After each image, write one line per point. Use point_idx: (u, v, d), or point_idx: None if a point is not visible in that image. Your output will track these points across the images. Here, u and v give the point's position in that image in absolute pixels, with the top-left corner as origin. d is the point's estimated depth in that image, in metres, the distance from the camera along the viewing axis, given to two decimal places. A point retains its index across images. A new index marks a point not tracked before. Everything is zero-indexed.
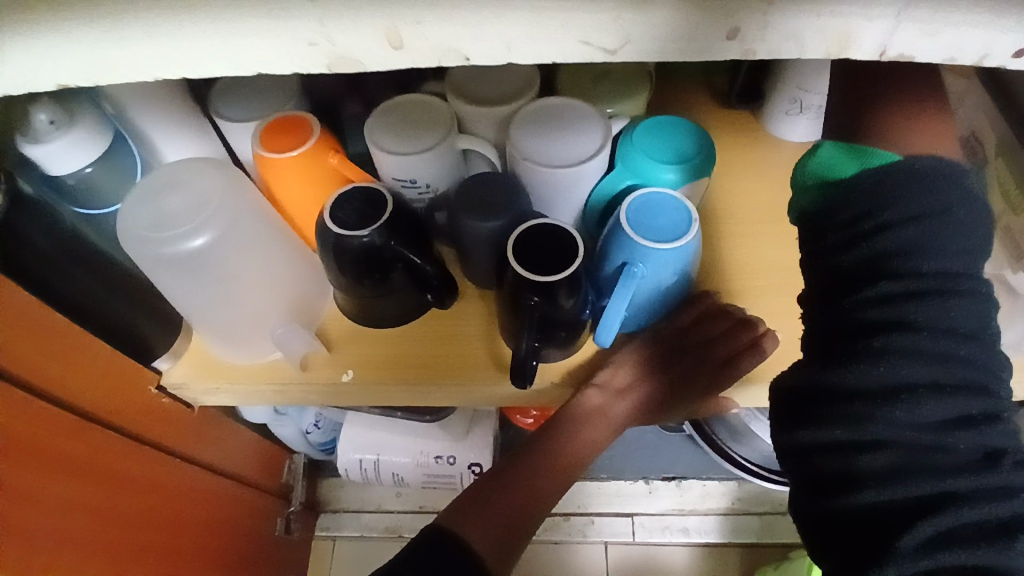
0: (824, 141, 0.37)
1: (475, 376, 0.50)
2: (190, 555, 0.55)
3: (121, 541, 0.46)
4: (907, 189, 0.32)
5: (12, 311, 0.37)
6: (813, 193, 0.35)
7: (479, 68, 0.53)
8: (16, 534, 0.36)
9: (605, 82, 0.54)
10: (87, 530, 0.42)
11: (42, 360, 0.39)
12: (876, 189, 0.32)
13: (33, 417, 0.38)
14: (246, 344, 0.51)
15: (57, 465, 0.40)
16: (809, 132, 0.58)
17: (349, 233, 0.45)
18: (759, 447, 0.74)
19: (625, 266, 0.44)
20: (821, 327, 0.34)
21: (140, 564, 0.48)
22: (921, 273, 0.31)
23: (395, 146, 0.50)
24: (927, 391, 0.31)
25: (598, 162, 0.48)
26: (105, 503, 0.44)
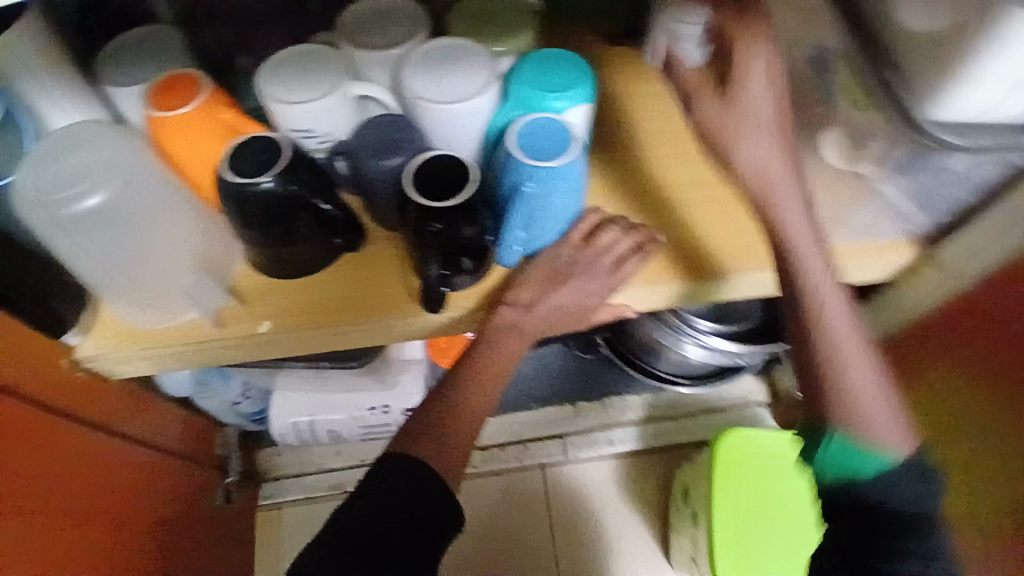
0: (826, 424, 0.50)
1: (393, 311, 0.53)
2: (132, 518, 0.57)
3: (53, 504, 0.47)
4: (900, 485, 0.47)
5: None
6: (832, 472, 0.50)
7: (368, 15, 0.54)
8: None
9: (492, 22, 0.56)
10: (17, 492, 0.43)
11: None
12: (888, 491, 0.47)
13: None
14: (152, 305, 0.51)
15: None
16: None
17: (245, 181, 0.46)
18: (670, 359, 0.81)
19: (516, 188, 0.47)
20: (853, 524, 0.49)
21: (79, 526, 0.49)
22: (896, 493, 0.47)
23: (288, 95, 0.50)
24: (930, 536, 0.46)
25: (489, 96, 0.51)
26: (30, 468, 0.45)
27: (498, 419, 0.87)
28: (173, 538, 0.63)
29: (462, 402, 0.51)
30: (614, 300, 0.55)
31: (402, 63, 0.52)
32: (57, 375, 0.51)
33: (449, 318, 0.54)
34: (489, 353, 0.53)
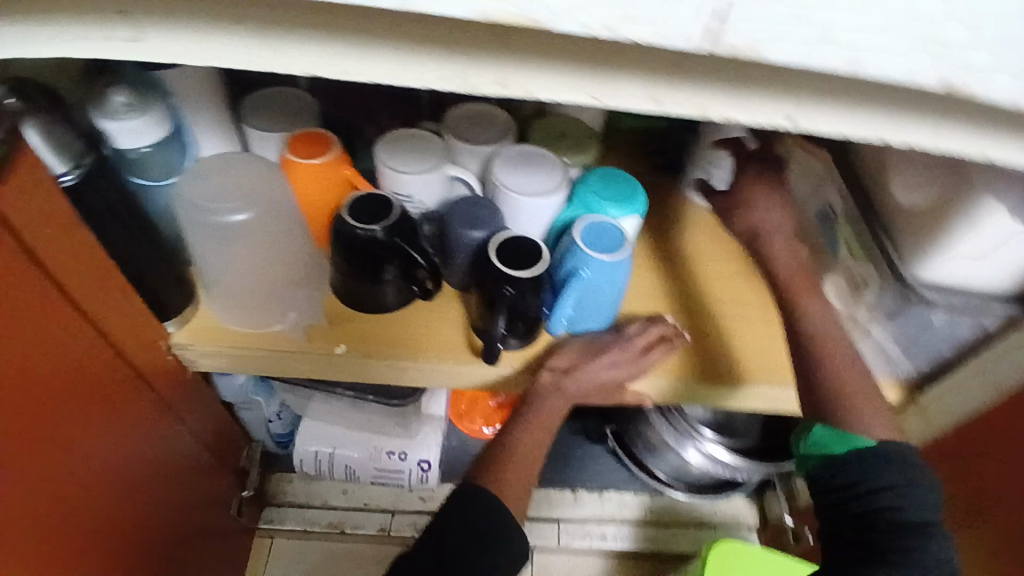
0: (813, 421, 0.57)
1: (447, 356, 0.61)
2: (149, 504, 0.61)
3: (98, 461, 0.52)
4: (879, 467, 0.52)
5: (72, 232, 0.46)
6: (814, 461, 0.56)
7: (468, 115, 0.68)
8: (23, 415, 0.43)
9: (566, 137, 0.69)
10: (80, 438, 0.49)
11: (86, 280, 0.48)
12: (860, 466, 0.52)
13: (65, 324, 0.46)
14: (253, 314, 0.61)
15: (67, 369, 0.47)
16: (715, 200, 0.75)
17: (361, 226, 0.57)
18: (670, 460, 0.86)
19: (574, 271, 0.57)
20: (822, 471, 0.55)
21: (104, 496, 0.53)
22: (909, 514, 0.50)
23: (400, 165, 0.62)
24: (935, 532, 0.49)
25: (559, 196, 0.62)
26: (99, 420, 0.51)
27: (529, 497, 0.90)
28: (174, 534, 0.66)
29: None
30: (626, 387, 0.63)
31: (492, 157, 0.64)
32: (156, 354, 0.58)
33: (497, 375, 0.61)
34: (539, 408, 0.60)
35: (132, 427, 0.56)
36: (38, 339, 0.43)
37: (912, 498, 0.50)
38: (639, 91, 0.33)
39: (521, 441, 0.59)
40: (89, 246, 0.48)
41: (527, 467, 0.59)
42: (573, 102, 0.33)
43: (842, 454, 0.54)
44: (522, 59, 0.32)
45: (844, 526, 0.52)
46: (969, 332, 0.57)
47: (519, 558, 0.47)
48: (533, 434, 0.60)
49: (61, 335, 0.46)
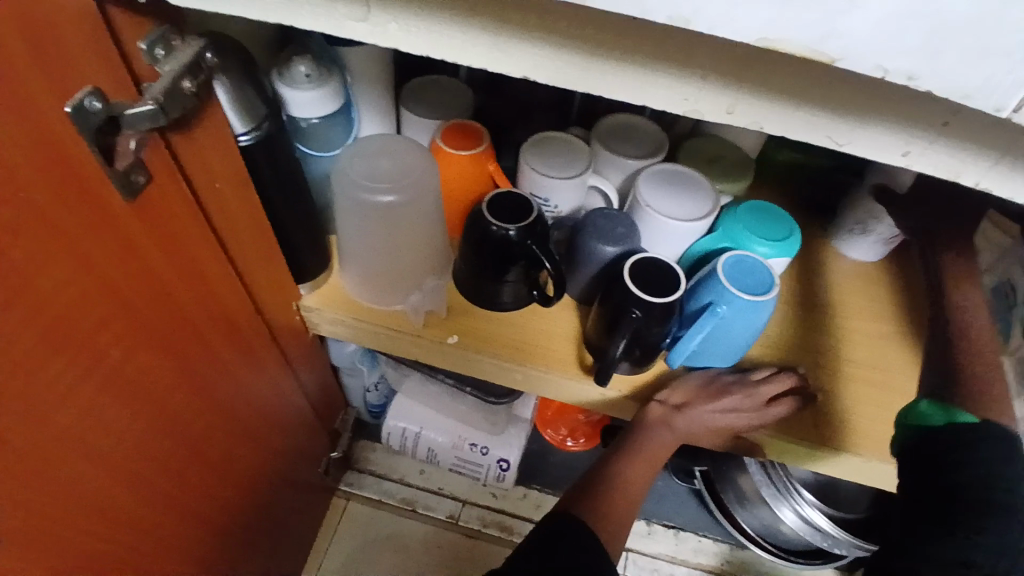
0: (922, 398, 0.48)
1: (556, 368, 0.60)
2: (257, 448, 0.64)
3: (226, 402, 0.55)
4: (988, 438, 0.40)
5: (239, 188, 0.49)
6: (912, 432, 0.46)
7: (619, 127, 0.66)
8: (174, 350, 0.46)
9: (720, 162, 0.65)
10: (214, 378, 0.52)
11: (243, 234, 0.51)
12: (961, 436, 0.41)
13: (221, 272, 0.49)
14: (380, 291, 0.62)
15: (214, 313, 0.49)
16: (869, 254, 0.69)
17: (498, 224, 0.56)
18: (760, 516, 0.80)
19: (709, 305, 0.53)
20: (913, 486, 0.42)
21: (225, 435, 0.57)
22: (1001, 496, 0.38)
23: (542, 167, 0.61)
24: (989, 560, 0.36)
25: (703, 223, 0.59)
26: (231, 365, 0.54)
27: None
28: (272, 480, 0.70)
29: None
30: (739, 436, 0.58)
31: (637, 173, 0.62)
32: (286, 312, 0.61)
33: (602, 397, 0.59)
34: (644, 440, 0.57)
35: (256, 377, 0.59)
36: (195, 282, 0.46)
37: (1012, 471, 0.38)
38: (893, 138, 0.31)
39: (620, 469, 0.57)
40: (251, 203, 0.51)
41: (620, 496, 0.56)
42: (812, 143, 0.32)
43: (945, 428, 0.43)
44: (766, 90, 0.30)
45: (924, 484, 0.41)
46: None
47: None
48: (634, 466, 0.57)
49: (217, 282, 0.49)
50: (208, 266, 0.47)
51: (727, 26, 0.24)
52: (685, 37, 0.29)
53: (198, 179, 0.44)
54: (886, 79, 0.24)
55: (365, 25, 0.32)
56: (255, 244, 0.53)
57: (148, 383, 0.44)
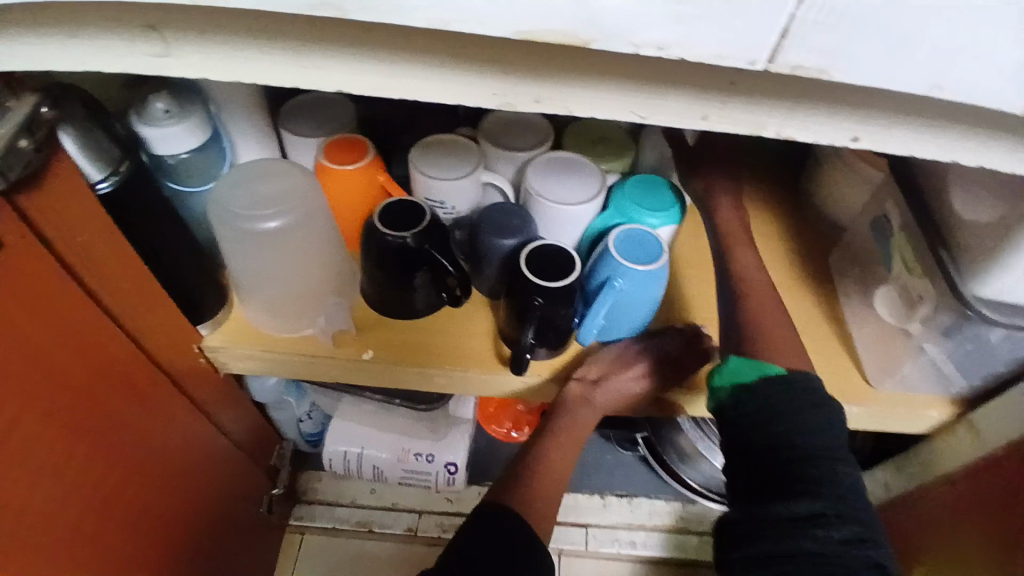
0: (730, 353, 0.53)
1: (476, 365, 0.60)
2: (183, 504, 0.62)
3: (134, 464, 0.52)
4: (791, 392, 0.47)
5: (111, 243, 0.46)
6: (725, 390, 0.50)
7: (504, 120, 0.66)
8: (56, 426, 0.43)
9: (602, 143, 0.67)
10: (113, 445, 0.49)
11: (123, 289, 0.48)
12: (775, 391, 0.48)
13: (105, 334, 0.47)
14: (285, 317, 0.60)
15: (102, 378, 0.47)
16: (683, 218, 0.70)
17: (391, 233, 0.56)
18: (702, 469, 0.84)
19: (606, 281, 0.55)
20: (737, 446, 0.48)
21: (139, 499, 0.54)
22: (809, 445, 0.44)
23: (431, 171, 0.61)
24: (821, 516, 0.42)
25: (594, 205, 0.60)
26: (133, 426, 0.52)
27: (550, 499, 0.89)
28: (208, 532, 0.67)
29: None
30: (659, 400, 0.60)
31: (527, 164, 0.63)
32: (188, 358, 0.59)
33: (525, 385, 0.60)
34: (569, 422, 0.58)
35: (167, 431, 0.57)
36: (73, 352, 0.44)
37: (817, 427, 0.45)
38: (689, 105, 0.32)
39: (550, 453, 0.58)
40: (127, 255, 0.48)
41: (556, 478, 0.57)
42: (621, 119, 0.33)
43: (758, 383, 0.49)
44: (563, 75, 0.31)
45: (747, 445, 0.46)
46: None
47: None
48: (562, 447, 0.58)
49: (98, 339, 0.46)
50: (88, 333, 0.45)
51: (485, 21, 0.26)
52: (476, 39, 0.30)
53: (58, 245, 0.42)
54: (641, 52, 0.27)
55: (170, 60, 0.32)
56: (138, 295, 0.50)
57: (30, 459, 0.41)
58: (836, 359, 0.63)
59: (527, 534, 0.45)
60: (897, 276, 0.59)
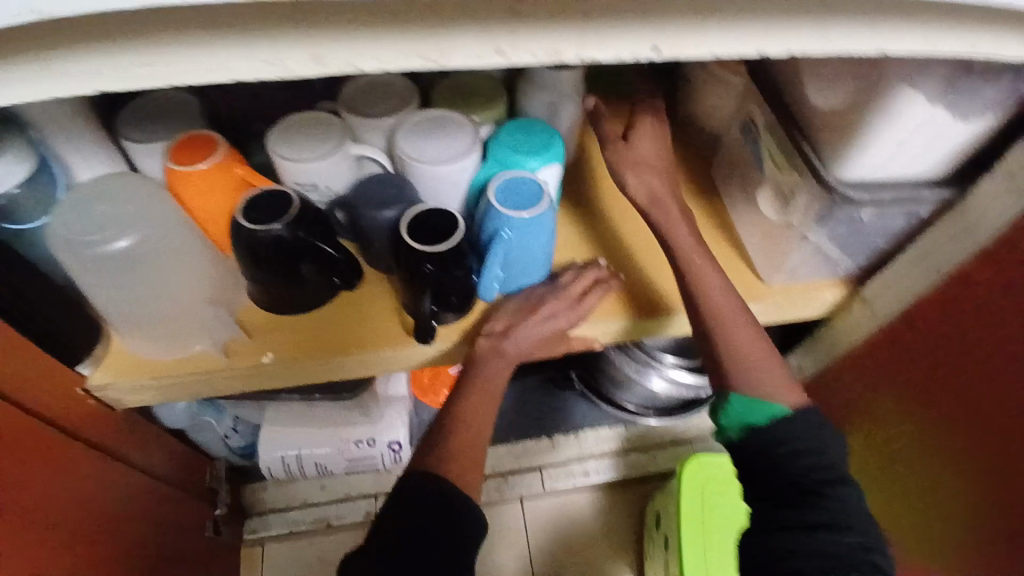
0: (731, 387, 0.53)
1: (386, 344, 0.58)
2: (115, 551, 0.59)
3: (43, 523, 0.50)
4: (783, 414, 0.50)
5: None
6: (738, 429, 0.52)
7: (366, 87, 0.62)
8: None
9: (472, 97, 0.63)
10: (12, 511, 0.47)
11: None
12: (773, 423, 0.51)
13: None
14: (166, 338, 0.57)
15: None
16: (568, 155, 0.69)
17: (258, 227, 0.52)
18: (638, 392, 0.87)
19: (495, 234, 0.54)
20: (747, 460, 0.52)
21: (57, 557, 0.52)
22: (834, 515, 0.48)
23: (293, 153, 0.57)
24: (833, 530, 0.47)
25: (471, 158, 0.57)
26: (31, 486, 0.49)
27: (500, 449, 0.91)
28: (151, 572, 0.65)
29: (454, 424, 0.54)
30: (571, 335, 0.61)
31: (395, 128, 0.59)
32: (73, 401, 0.55)
33: (438, 352, 0.60)
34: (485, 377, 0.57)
35: (68, 485, 0.53)
36: None
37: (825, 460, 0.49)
38: (479, 44, 0.31)
39: None
40: None
41: None
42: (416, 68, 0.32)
43: (767, 427, 0.51)
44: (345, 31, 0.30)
45: (762, 469, 0.51)
46: (902, 224, 0.56)
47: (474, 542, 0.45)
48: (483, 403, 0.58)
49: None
50: None
51: None
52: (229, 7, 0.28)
53: None
54: None
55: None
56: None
57: None
58: (731, 261, 0.65)
59: (451, 495, 0.46)
60: (772, 177, 0.59)
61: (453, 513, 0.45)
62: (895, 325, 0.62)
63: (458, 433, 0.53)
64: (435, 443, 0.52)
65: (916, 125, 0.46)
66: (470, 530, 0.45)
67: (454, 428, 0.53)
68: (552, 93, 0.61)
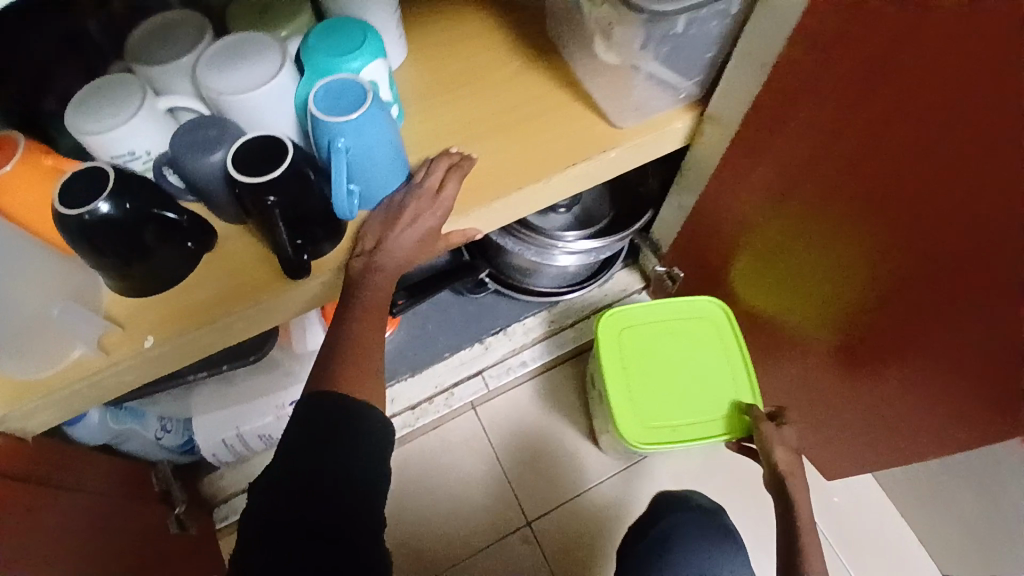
0: None
1: (268, 291, 0.57)
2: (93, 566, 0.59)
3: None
4: None
5: None
6: None
7: (152, 33, 0.57)
8: None
9: (269, 14, 0.59)
10: None
11: None
12: None
13: None
14: (32, 354, 0.53)
15: None
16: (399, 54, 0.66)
17: (76, 210, 0.49)
18: (547, 272, 0.89)
19: (331, 144, 0.53)
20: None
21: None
22: None
23: (96, 124, 0.53)
24: None
25: (286, 76, 0.55)
26: None
27: (434, 367, 0.93)
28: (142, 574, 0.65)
29: (358, 343, 0.54)
30: (445, 231, 0.61)
31: (197, 67, 0.55)
32: None
33: (325, 285, 0.60)
34: (373, 293, 0.57)
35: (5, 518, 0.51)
36: None
37: None
38: None
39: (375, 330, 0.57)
40: None
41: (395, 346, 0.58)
42: None
43: None
44: None
45: None
46: (718, 27, 0.58)
47: (384, 440, 0.48)
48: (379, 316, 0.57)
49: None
50: None
51: None
52: None
53: None
54: None
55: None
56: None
57: None
58: (580, 115, 0.66)
59: (349, 404, 0.48)
60: (589, 15, 0.59)
61: (358, 420, 0.47)
62: (740, 134, 0.65)
63: (356, 351, 0.54)
64: (335, 367, 0.53)
65: None
66: (374, 430, 0.47)
67: (351, 347, 0.55)
68: None
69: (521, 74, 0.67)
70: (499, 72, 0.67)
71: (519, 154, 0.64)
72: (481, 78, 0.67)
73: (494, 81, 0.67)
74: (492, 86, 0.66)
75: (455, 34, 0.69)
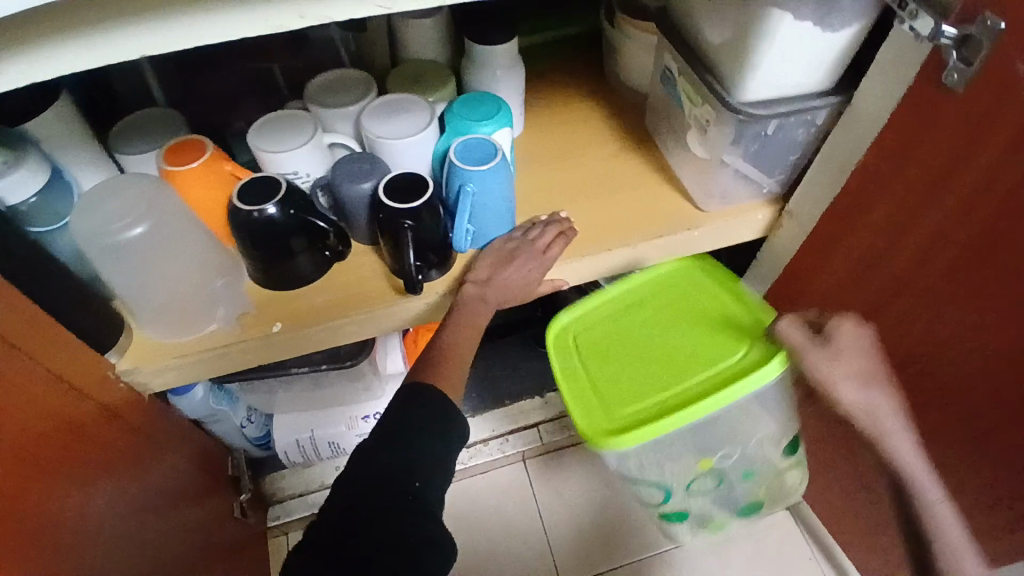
0: None
1: (379, 303, 0.66)
2: (157, 526, 0.65)
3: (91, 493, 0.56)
4: None
5: (27, 314, 0.51)
6: None
7: (329, 83, 0.71)
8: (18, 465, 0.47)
9: (422, 81, 0.72)
10: (68, 473, 0.53)
11: (35, 340, 0.51)
12: None
13: (27, 381, 0.50)
14: (181, 320, 0.64)
15: (30, 427, 0.50)
16: (519, 126, 0.77)
17: (253, 209, 0.60)
18: None
19: (461, 188, 0.63)
20: None
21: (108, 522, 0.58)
22: None
23: (274, 146, 0.65)
24: None
25: (431, 130, 0.67)
26: (77, 455, 0.55)
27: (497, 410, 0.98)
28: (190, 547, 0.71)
29: (447, 361, 0.62)
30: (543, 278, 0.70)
31: (360, 114, 0.68)
32: (107, 386, 0.61)
33: (428, 306, 0.68)
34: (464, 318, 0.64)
35: (109, 455, 0.60)
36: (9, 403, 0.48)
37: None
38: None
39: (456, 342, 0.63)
40: (32, 314, 0.51)
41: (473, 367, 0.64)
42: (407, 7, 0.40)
43: None
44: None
45: None
46: (803, 135, 0.66)
47: (458, 439, 0.56)
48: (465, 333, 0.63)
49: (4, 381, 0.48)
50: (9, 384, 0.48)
51: None
52: None
53: None
54: None
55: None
56: (40, 337, 0.52)
57: None
58: (671, 196, 0.74)
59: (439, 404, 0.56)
60: (690, 113, 0.69)
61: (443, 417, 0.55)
62: (815, 230, 0.71)
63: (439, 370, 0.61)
64: (425, 372, 0.60)
65: (791, 41, 0.56)
66: (455, 432, 0.56)
67: (441, 361, 0.62)
68: (492, 68, 0.71)
69: (622, 156, 0.77)
70: (603, 152, 0.77)
71: (614, 225, 0.72)
72: (586, 154, 0.77)
73: (597, 159, 0.77)
74: (594, 163, 0.76)
75: (569, 115, 0.80)
